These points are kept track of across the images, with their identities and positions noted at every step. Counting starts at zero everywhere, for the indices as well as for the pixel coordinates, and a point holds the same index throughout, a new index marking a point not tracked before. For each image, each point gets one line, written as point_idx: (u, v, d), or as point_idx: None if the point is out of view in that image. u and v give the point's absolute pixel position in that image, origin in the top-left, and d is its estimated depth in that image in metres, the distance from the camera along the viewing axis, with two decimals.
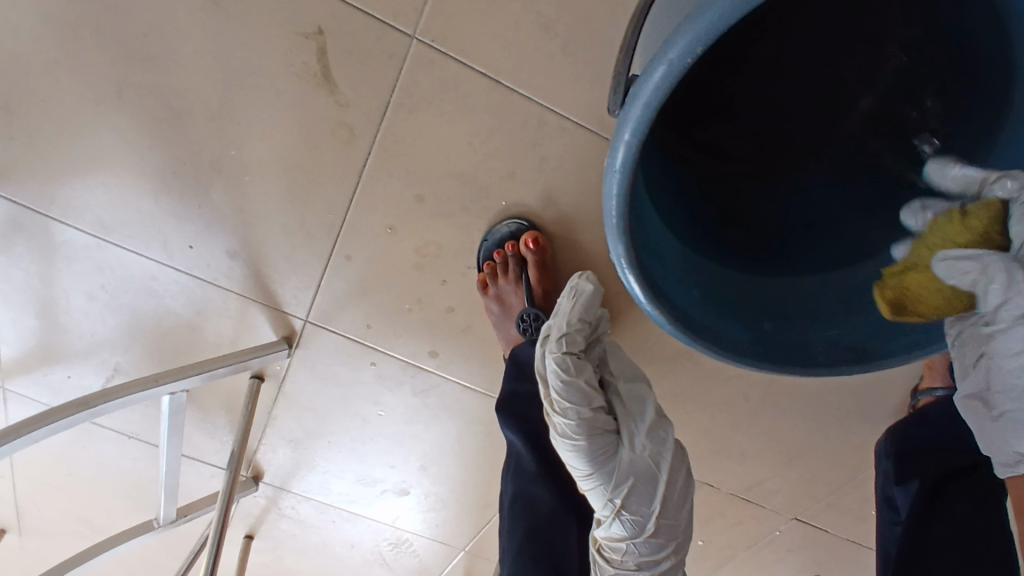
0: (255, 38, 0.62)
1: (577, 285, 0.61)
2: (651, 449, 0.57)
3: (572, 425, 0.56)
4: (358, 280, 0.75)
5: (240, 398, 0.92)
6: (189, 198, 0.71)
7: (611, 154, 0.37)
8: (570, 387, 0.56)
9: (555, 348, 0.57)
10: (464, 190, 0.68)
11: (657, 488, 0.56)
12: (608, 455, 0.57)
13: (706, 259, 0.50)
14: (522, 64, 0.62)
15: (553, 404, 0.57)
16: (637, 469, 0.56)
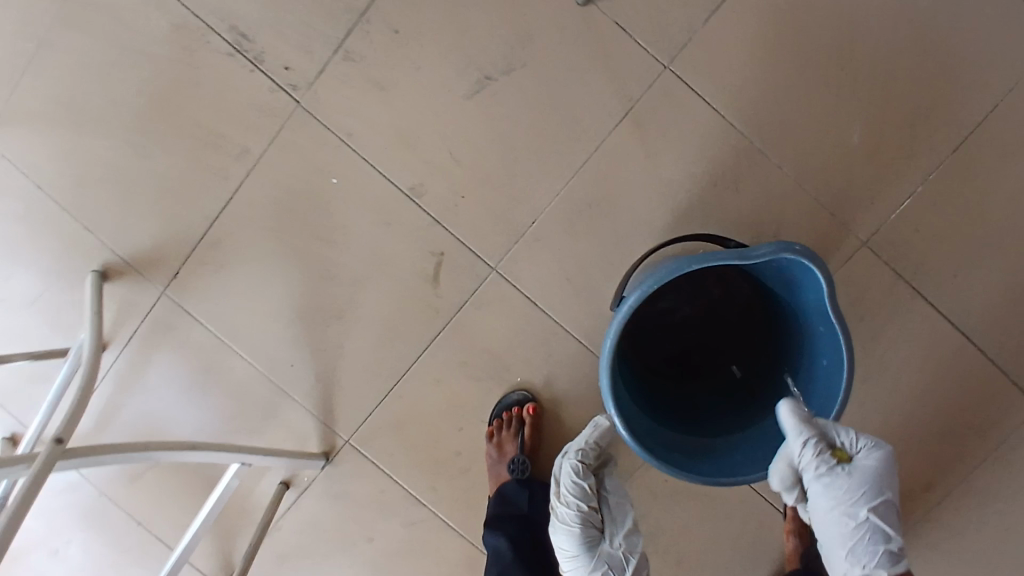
0: (399, 246, 1.01)
1: (595, 424, 0.89)
2: (625, 548, 0.85)
3: (572, 514, 0.87)
4: (400, 415, 1.06)
5: (259, 506, 1.12)
6: (308, 330, 1.05)
7: (612, 322, 0.72)
8: (576, 486, 0.88)
9: (573, 459, 0.88)
10: (495, 365, 1.03)
11: (623, 575, 0.84)
12: (592, 543, 0.86)
13: (654, 422, 0.81)
14: (555, 297, 1.00)
15: (561, 495, 0.88)
16: (611, 560, 0.85)
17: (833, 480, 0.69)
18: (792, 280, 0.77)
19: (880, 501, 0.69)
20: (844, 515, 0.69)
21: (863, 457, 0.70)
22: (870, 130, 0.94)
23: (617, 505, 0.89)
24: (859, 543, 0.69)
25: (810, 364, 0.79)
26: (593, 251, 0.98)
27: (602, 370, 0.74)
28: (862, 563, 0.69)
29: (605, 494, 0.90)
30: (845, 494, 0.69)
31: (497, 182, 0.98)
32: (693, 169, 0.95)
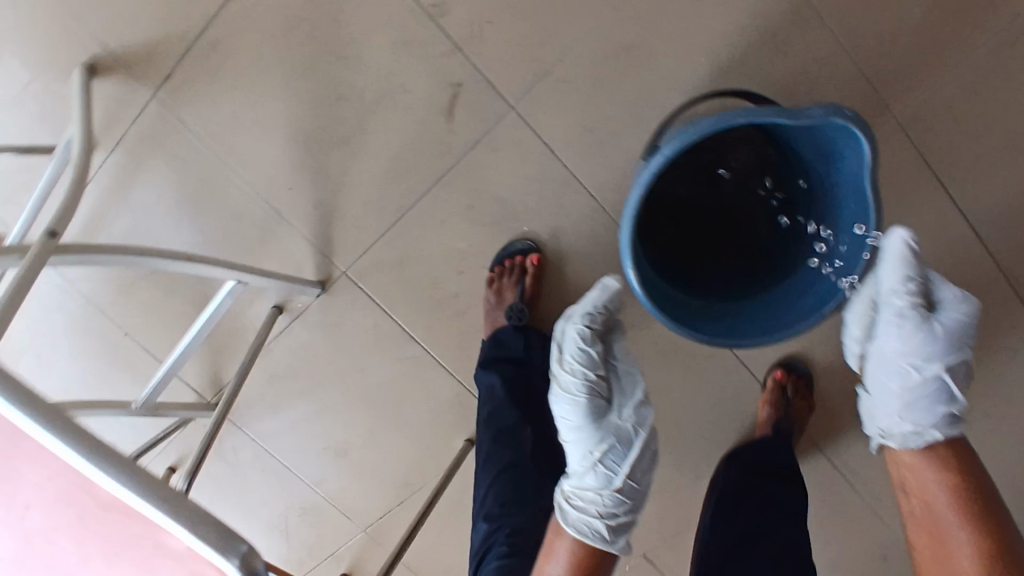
0: (415, 72, 0.94)
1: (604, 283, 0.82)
2: (635, 420, 0.77)
3: (577, 383, 0.78)
4: (400, 252, 1.04)
5: (252, 327, 1.11)
6: (311, 153, 1.00)
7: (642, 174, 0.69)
8: (582, 352, 0.79)
9: (579, 321, 0.81)
10: (503, 212, 1.00)
11: (632, 451, 0.75)
12: (599, 416, 0.77)
13: (664, 287, 0.80)
14: (574, 147, 0.95)
15: (565, 363, 0.80)
16: (620, 432, 0.76)
17: (918, 326, 0.70)
18: (829, 150, 0.73)
19: (956, 356, 0.70)
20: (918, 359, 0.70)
21: (952, 311, 0.71)
22: (937, 0, 0.86)
23: (627, 378, 0.81)
24: (920, 397, 0.69)
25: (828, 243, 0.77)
26: (621, 100, 0.92)
27: (621, 223, 0.71)
28: (915, 418, 0.70)
29: (614, 366, 0.82)
30: (927, 340, 0.70)
31: (529, 11, 0.90)
32: (740, 23, 0.88)
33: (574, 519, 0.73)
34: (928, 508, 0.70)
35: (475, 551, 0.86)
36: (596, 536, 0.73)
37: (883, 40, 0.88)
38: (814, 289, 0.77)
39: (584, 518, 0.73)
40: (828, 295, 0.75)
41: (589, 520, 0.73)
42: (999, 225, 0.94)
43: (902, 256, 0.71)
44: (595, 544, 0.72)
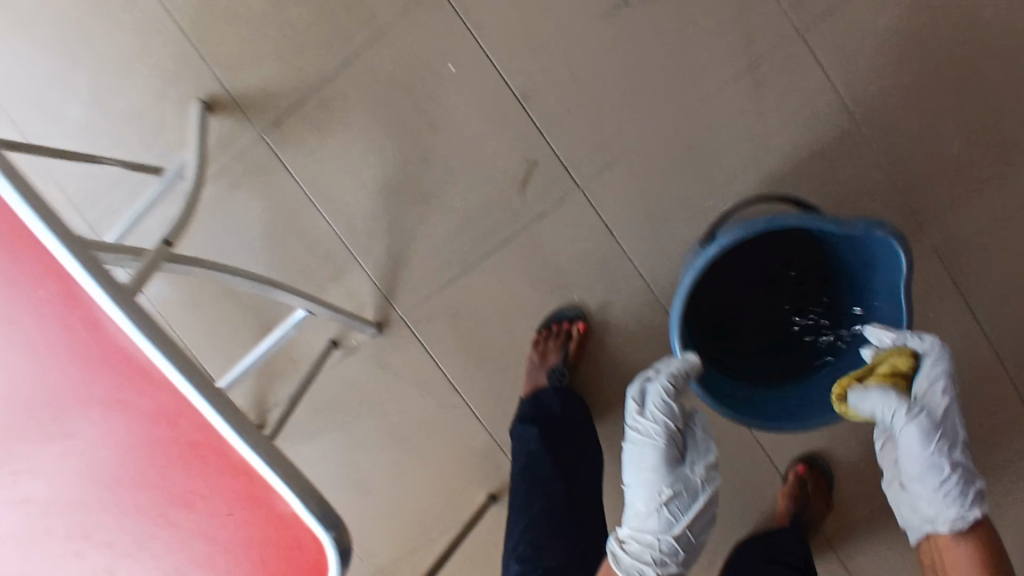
0: (496, 145, 1.05)
1: (685, 359, 0.80)
2: (703, 477, 0.79)
3: (657, 432, 0.80)
4: (456, 304, 1.12)
5: (307, 357, 1.18)
6: (391, 203, 1.10)
7: (702, 260, 0.77)
8: (667, 405, 0.80)
9: (666, 377, 0.80)
10: (557, 279, 1.08)
11: (694, 505, 0.78)
12: (673, 466, 0.79)
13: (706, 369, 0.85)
14: (631, 229, 1.04)
15: (648, 411, 0.81)
16: (688, 485, 0.78)
17: (924, 416, 0.72)
18: (867, 257, 0.80)
19: (956, 432, 0.73)
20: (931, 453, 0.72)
21: (937, 392, 0.73)
22: (973, 141, 0.97)
23: (701, 434, 0.83)
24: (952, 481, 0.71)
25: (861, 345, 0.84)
26: (679, 194, 1.02)
27: (677, 303, 0.79)
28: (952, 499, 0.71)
29: (690, 420, 0.84)
30: (929, 432, 0.72)
31: (606, 107, 1.02)
32: (795, 139, 0.99)
33: (627, 563, 0.77)
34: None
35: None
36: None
37: (923, 170, 0.98)
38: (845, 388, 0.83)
39: (636, 564, 0.77)
40: None
41: (640, 567, 0.77)
42: (1019, 350, 1.00)
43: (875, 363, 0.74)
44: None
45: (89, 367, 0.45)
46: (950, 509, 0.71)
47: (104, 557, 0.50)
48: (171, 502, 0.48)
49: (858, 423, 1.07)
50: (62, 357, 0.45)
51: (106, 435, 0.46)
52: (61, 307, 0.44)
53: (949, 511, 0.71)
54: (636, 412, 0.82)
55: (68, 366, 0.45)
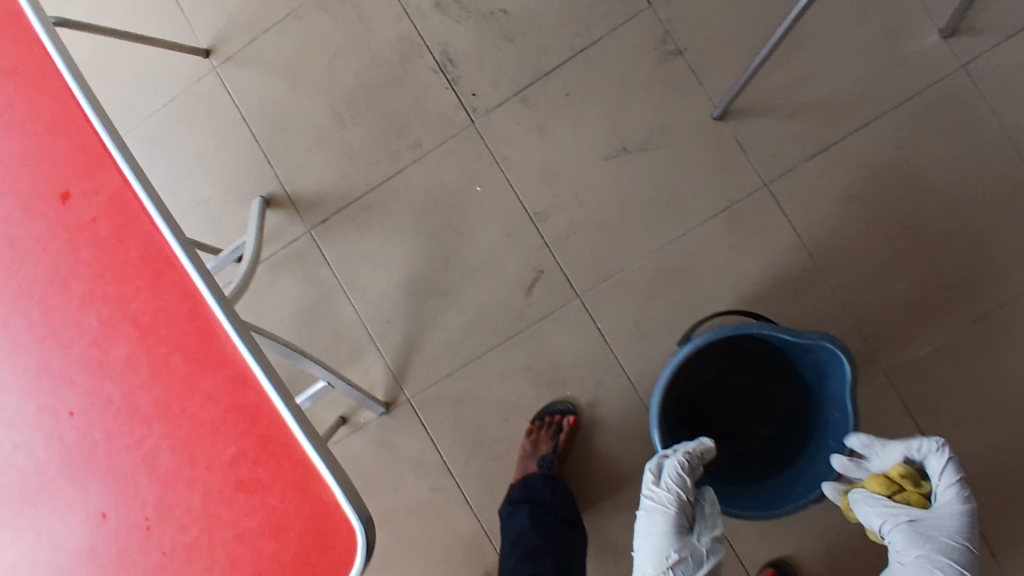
0: (509, 255, 1.23)
1: (695, 444, 0.90)
2: (708, 547, 0.88)
3: (670, 502, 0.89)
4: (460, 391, 1.23)
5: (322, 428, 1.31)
6: (413, 297, 1.25)
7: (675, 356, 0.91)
8: (681, 479, 0.88)
9: (681, 455, 0.89)
10: (553, 376, 1.21)
11: (698, 572, 0.86)
12: (681, 535, 0.88)
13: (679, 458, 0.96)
14: (621, 336, 1.19)
15: (663, 482, 0.90)
16: (693, 553, 0.87)
17: (912, 536, 0.79)
18: (823, 366, 0.94)
19: (959, 546, 0.78)
20: (926, 560, 0.79)
21: (944, 505, 0.80)
22: (912, 286, 1.15)
23: (710, 507, 0.91)
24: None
25: (817, 446, 0.95)
26: (663, 308, 1.18)
27: (654, 393, 0.92)
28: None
29: (700, 494, 0.92)
30: (925, 540, 0.79)
31: (604, 231, 1.20)
32: (764, 270, 1.16)
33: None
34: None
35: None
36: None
37: (871, 306, 1.15)
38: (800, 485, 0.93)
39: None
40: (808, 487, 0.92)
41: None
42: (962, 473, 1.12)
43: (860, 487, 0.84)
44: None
45: (196, 367, 0.58)
46: None
47: (165, 538, 0.59)
48: (234, 487, 0.57)
49: (822, 535, 1.15)
50: (177, 355, 0.58)
51: (195, 424, 0.57)
52: (186, 318, 0.58)
53: None
54: (652, 484, 0.91)
55: (180, 364, 0.58)
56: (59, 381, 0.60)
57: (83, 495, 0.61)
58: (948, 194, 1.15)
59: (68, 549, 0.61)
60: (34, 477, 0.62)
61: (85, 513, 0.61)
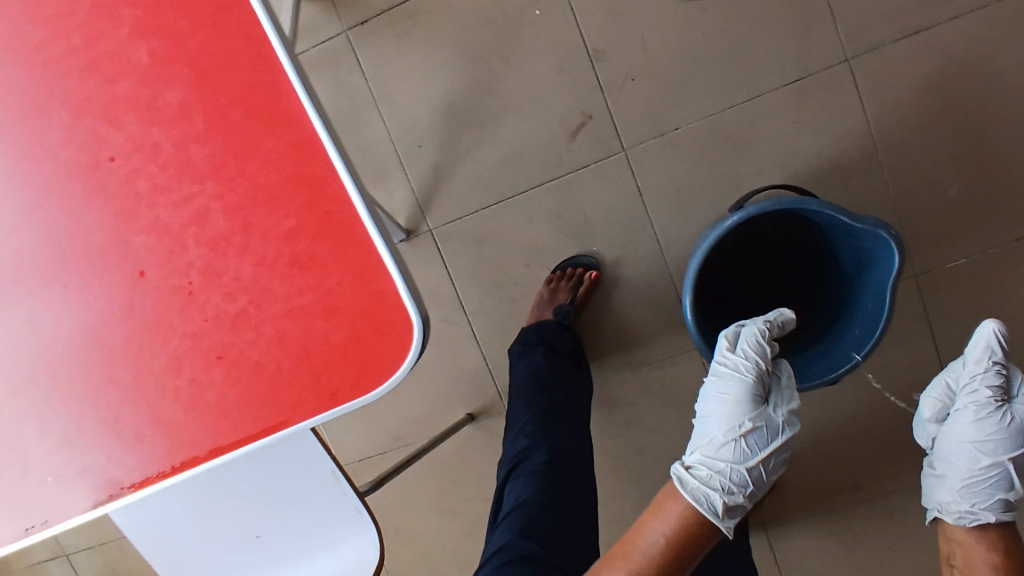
0: (558, 93, 1.14)
1: (779, 313, 0.89)
2: (783, 420, 0.83)
3: (747, 367, 0.85)
4: (484, 230, 1.20)
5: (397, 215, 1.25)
6: (449, 122, 1.18)
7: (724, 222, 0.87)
8: (760, 344, 0.86)
9: (761, 321, 0.87)
10: (583, 228, 1.17)
11: (773, 443, 0.81)
12: (756, 403, 0.84)
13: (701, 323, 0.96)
14: (659, 198, 1.15)
15: (742, 347, 0.86)
16: (768, 423, 0.82)
17: (985, 417, 0.71)
18: (865, 257, 0.91)
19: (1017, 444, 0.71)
20: (984, 446, 0.72)
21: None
22: (969, 193, 1.09)
23: (785, 382, 0.87)
24: (982, 483, 0.71)
25: (838, 332, 0.95)
26: (710, 175, 1.13)
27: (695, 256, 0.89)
28: (973, 500, 0.72)
29: (777, 368, 0.88)
30: (991, 428, 0.71)
31: (664, 83, 1.12)
32: (821, 152, 1.11)
33: (694, 486, 0.75)
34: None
35: (509, 459, 0.98)
36: (709, 508, 0.74)
37: (921, 206, 1.10)
38: (815, 364, 0.95)
39: (704, 490, 0.75)
40: (823, 367, 0.93)
41: (707, 492, 0.75)
42: None
43: (991, 349, 0.71)
44: (706, 515, 0.73)
45: (262, 126, 0.54)
46: (973, 501, 0.71)
47: (208, 306, 0.56)
48: (290, 261, 0.54)
49: (813, 418, 1.19)
50: (236, 110, 0.54)
51: (254, 188, 0.54)
52: (248, 69, 0.54)
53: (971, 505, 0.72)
54: (729, 350, 0.87)
55: (239, 119, 0.54)
56: (109, 117, 0.57)
57: (122, 250, 0.58)
58: None
59: (101, 302, 0.59)
60: (68, 224, 0.59)
61: (122, 268, 0.58)
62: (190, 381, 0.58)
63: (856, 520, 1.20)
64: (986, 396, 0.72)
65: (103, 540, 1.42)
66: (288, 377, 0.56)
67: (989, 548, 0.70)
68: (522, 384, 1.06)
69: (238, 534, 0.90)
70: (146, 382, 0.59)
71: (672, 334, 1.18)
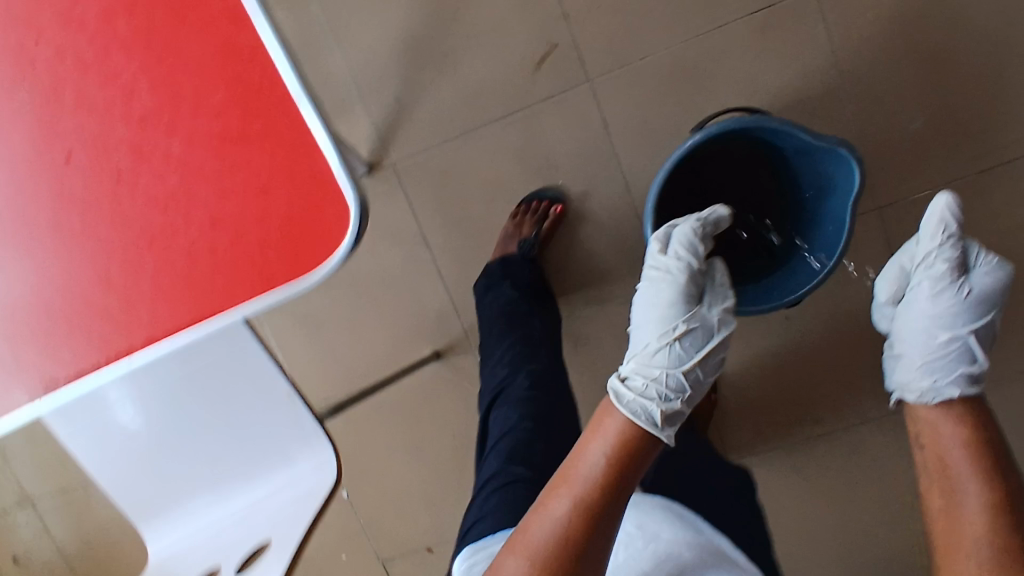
0: (523, 24, 1.13)
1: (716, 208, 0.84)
2: (718, 319, 0.79)
3: (679, 266, 0.81)
4: (447, 164, 1.18)
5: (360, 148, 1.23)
6: (412, 54, 1.16)
7: (682, 142, 0.87)
8: (692, 243, 0.82)
9: (693, 218, 0.83)
10: (547, 163, 1.16)
11: (709, 342, 0.77)
12: (690, 303, 0.79)
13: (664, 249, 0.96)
14: (624, 130, 1.13)
15: (672, 248, 0.82)
16: (704, 324, 0.78)
17: (940, 293, 0.69)
18: (827, 182, 0.91)
19: (974, 313, 0.69)
20: (942, 321, 0.69)
21: (983, 278, 0.69)
22: (933, 126, 1.09)
23: (721, 279, 0.82)
24: (943, 358, 0.68)
25: (800, 257, 0.95)
26: (676, 108, 1.12)
27: (654, 176, 0.89)
28: (932, 377, 0.68)
29: (711, 269, 0.83)
30: (946, 303, 0.69)
31: (630, 13, 1.10)
32: (786, 84, 1.10)
33: (630, 399, 0.70)
34: (945, 472, 0.63)
35: (490, 390, 0.99)
36: (647, 418, 0.68)
37: (885, 139, 1.10)
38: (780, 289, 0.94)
39: (640, 401, 0.70)
40: (785, 291, 0.93)
41: (644, 403, 0.70)
42: None
43: (944, 222, 0.68)
44: (646, 427, 0.68)
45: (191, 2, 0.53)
46: (936, 380, 0.68)
47: (145, 187, 0.55)
48: (220, 140, 0.53)
49: (775, 352, 1.20)
50: None
51: (184, 64, 0.54)
52: None
53: (934, 384, 0.68)
54: (661, 253, 0.83)
55: None
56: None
57: (50, 132, 0.56)
58: (994, 30, 1.06)
59: (32, 191, 0.57)
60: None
61: (50, 150, 0.56)
62: (123, 267, 0.57)
63: (814, 455, 1.22)
64: (942, 271, 0.69)
65: (69, 484, 1.42)
66: (222, 263, 0.55)
67: (958, 422, 0.65)
68: (497, 314, 1.06)
69: (205, 465, 0.90)
70: (75, 269, 0.57)
71: (637, 269, 1.17)
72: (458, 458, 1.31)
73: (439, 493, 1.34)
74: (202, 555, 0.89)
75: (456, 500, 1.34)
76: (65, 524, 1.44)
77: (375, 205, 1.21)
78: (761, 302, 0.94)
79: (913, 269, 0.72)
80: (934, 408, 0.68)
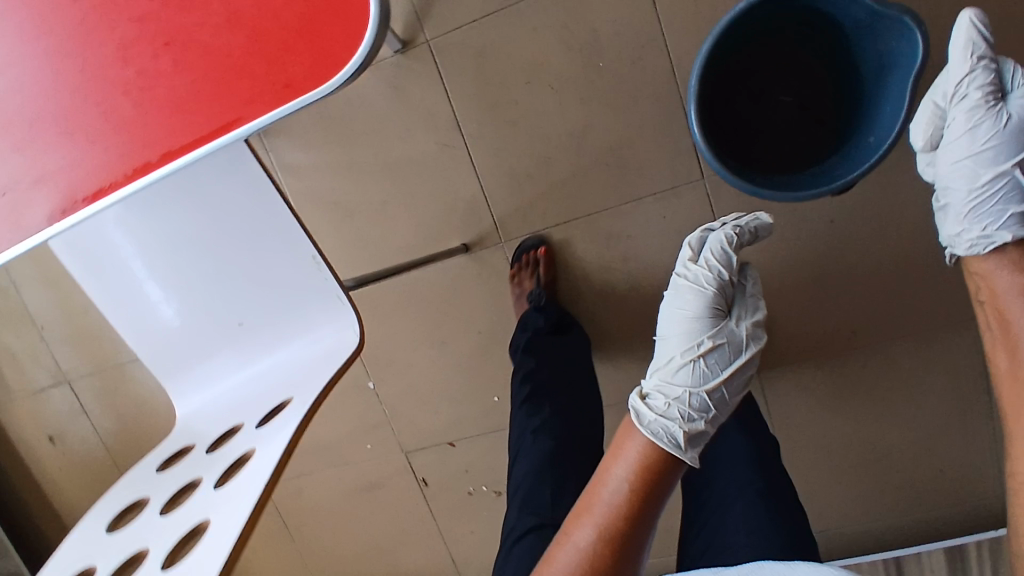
0: None
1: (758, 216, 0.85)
2: (746, 335, 0.81)
3: (709, 278, 0.82)
4: (485, 44, 1.13)
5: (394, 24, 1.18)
6: None
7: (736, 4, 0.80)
8: (724, 253, 0.82)
9: (726, 230, 0.82)
10: (590, 44, 1.10)
11: (735, 359, 0.80)
12: (718, 320, 0.81)
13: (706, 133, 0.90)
14: (674, 8, 1.06)
15: (703, 261, 0.82)
16: (731, 340, 0.80)
17: (976, 132, 0.72)
18: (887, 59, 0.85)
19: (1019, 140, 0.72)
20: (986, 159, 0.73)
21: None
22: None
23: (751, 290, 0.84)
24: (990, 198, 0.72)
25: (855, 145, 0.89)
26: None
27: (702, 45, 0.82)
28: (984, 222, 0.73)
29: (742, 275, 0.86)
30: (987, 139, 0.72)
31: None
32: None
33: (651, 422, 0.74)
34: (1006, 324, 0.69)
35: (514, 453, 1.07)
36: (670, 441, 0.73)
37: None
38: (833, 177, 0.89)
39: (661, 423, 0.74)
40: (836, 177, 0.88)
41: (664, 423, 0.74)
42: None
43: (973, 45, 0.71)
44: (665, 449, 0.72)
45: None
46: (987, 223, 0.72)
47: None
48: None
49: (820, 258, 1.13)
50: None
51: None
52: None
53: (984, 229, 0.72)
54: (690, 264, 0.83)
55: None
56: None
57: None
58: None
59: None
60: None
61: None
62: (142, 70, 0.57)
63: (850, 366, 1.19)
64: (978, 101, 0.71)
65: (104, 364, 1.45)
66: (242, 63, 0.54)
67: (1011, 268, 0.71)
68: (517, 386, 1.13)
69: (221, 314, 0.91)
70: (98, 73, 0.58)
71: (678, 161, 1.13)
72: (484, 354, 1.31)
73: (464, 389, 1.34)
74: (227, 413, 0.92)
75: (482, 396, 1.34)
76: (99, 404, 1.49)
77: (409, 87, 1.17)
78: (811, 193, 0.88)
79: (945, 107, 0.74)
80: (988, 255, 0.73)
